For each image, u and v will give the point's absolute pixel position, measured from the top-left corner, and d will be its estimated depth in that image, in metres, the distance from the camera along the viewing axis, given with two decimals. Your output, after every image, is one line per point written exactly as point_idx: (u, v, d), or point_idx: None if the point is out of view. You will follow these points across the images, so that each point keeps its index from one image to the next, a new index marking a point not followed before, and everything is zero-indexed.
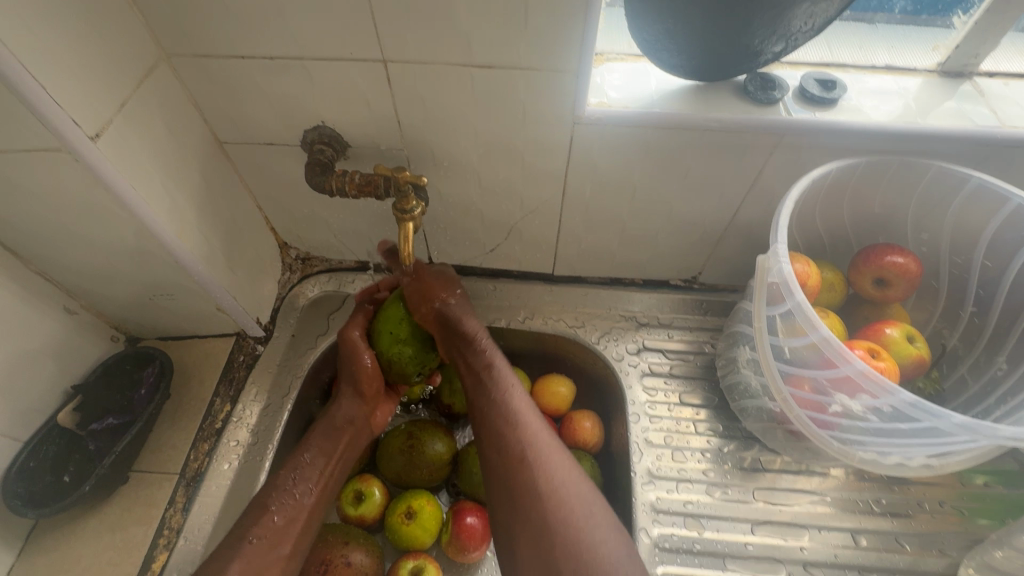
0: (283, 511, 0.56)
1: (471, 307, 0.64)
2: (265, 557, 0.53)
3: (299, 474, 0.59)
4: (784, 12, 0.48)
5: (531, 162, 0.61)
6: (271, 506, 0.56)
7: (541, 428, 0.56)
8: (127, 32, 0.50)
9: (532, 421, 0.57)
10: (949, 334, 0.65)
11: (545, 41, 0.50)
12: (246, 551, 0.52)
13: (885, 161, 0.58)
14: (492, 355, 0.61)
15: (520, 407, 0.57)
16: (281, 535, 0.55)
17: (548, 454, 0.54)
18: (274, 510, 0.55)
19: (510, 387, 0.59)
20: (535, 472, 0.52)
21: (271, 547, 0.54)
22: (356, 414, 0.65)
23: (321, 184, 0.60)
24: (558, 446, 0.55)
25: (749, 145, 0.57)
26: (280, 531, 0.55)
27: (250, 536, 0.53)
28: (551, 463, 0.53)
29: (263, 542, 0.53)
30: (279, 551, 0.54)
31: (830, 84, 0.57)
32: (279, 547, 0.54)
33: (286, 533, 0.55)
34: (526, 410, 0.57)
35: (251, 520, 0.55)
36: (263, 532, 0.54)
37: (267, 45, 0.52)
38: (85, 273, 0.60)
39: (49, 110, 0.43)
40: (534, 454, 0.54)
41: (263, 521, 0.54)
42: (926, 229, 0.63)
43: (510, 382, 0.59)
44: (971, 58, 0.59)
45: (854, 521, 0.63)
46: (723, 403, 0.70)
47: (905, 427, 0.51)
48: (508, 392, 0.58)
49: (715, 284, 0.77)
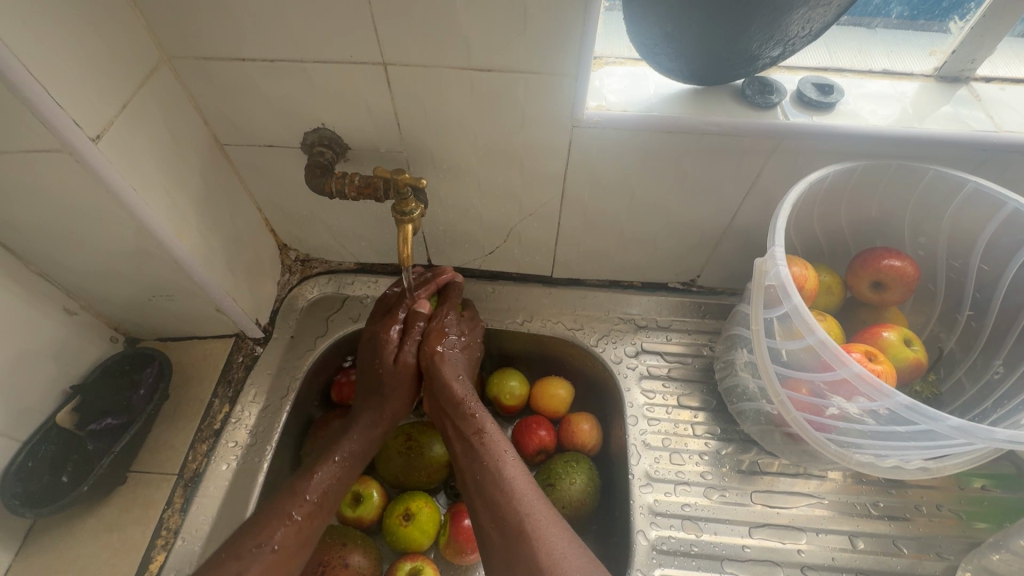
0: (307, 523, 0.56)
1: (461, 367, 0.65)
2: (279, 570, 0.53)
3: (327, 487, 0.59)
4: (782, 17, 0.48)
5: (530, 165, 0.62)
6: (295, 517, 0.56)
7: (533, 493, 0.56)
8: (129, 35, 0.50)
9: (526, 489, 0.56)
10: (946, 337, 0.65)
11: (544, 44, 0.50)
12: (265, 559, 0.52)
13: (882, 165, 0.58)
14: (483, 417, 0.61)
15: (511, 472, 0.57)
16: (299, 551, 0.55)
17: (542, 520, 0.53)
18: (297, 521, 0.55)
19: (502, 451, 0.59)
20: (529, 541, 0.51)
21: (287, 560, 0.54)
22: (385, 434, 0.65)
23: (321, 185, 0.60)
24: (550, 513, 0.54)
25: (746, 148, 0.57)
26: (298, 545, 0.55)
27: (272, 544, 0.53)
28: (546, 527, 0.52)
29: (282, 552, 0.54)
30: (292, 564, 0.54)
31: (827, 88, 0.57)
32: (294, 558, 0.54)
33: (302, 546, 0.55)
34: (518, 476, 0.57)
35: (274, 523, 0.54)
36: (284, 543, 0.54)
37: (267, 48, 0.53)
38: (85, 273, 0.60)
39: (50, 110, 0.43)
40: (529, 522, 0.53)
41: (287, 529, 0.55)
42: (923, 233, 0.63)
43: (502, 447, 0.59)
44: (966, 64, 0.59)
45: (852, 525, 0.63)
46: (721, 406, 0.70)
47: (901, 430, 0.51)
48: (500, 456, 0.58)
49: (713, 287, 0.78)
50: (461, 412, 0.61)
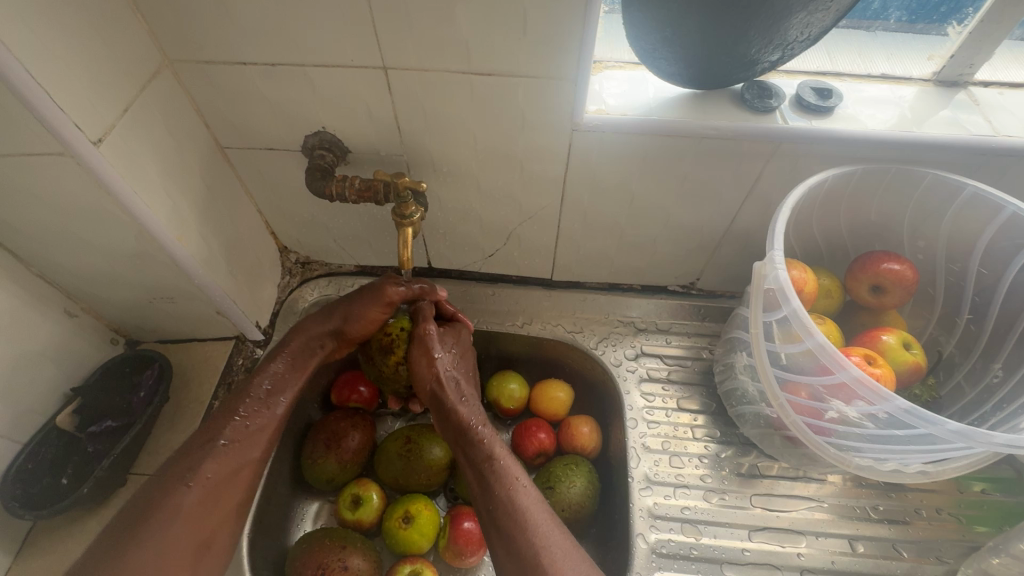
0: (253, 419, 0.57)
1: (466, 387, 0.61)
2: (234, 461, 0.54)
3: (271, 385, 0.59)
4: (780, 22, 0.48)
5: (530, 168, 0.62)
6: (241, 413, 0.57)
7: (552, 526, 0.50)
8: (131, 38, 0.50)
9: (543, 521, 0.50)
10: (945, 341, 0.65)
11: (544, 48, 0.50)
12: (218, 453, 0.54)
13: (881, 169, 0.58)
14: (492, 442, 0.56)
15: (527, 504, 0.52)
16: (252, 441, 0.56)
17: (561, 557, 0.48)
18: (243, 418, 0.56)
19: (514, 477, 0.53)
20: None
21: (241, 451, 0.55)
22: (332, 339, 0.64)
23: (322, 189, 0.61)
24: (569, 547, 0.49)
25: (745, 152, 0.58)
26: (250, 438, 0.56)
27: (222, 438, 0.55)
28: (566, 566, 0.47)
29: (234, 444, 0.55)
30: (249, 456, 0.55)
31: (826, 93, 0.58)
32: (249, 451, 0.56)
33: (257, 439, 0.56)
34: (536, 506, 0.52)
35: (222, 420, 0.56)
36: (235, 436, 0.55)
37: (268, 51, 0.53)
38: (86, 275, 0.60)
39: (53, 114, 0.43)
40: (547, 559, 0.48)
41: (234, 425, 0.56)
42: (922, 236, 0.63)
43: (516, 473, 0.54)
44: (965, 68, 0.59)
45: (851, 528, 0.63)
46: (720, 409, 0.71)
47: (900, 433, 0.51)
48: (512, 484, 0.53)
49: (713, 290, 0.78)
50: (471, 436, 0.56)
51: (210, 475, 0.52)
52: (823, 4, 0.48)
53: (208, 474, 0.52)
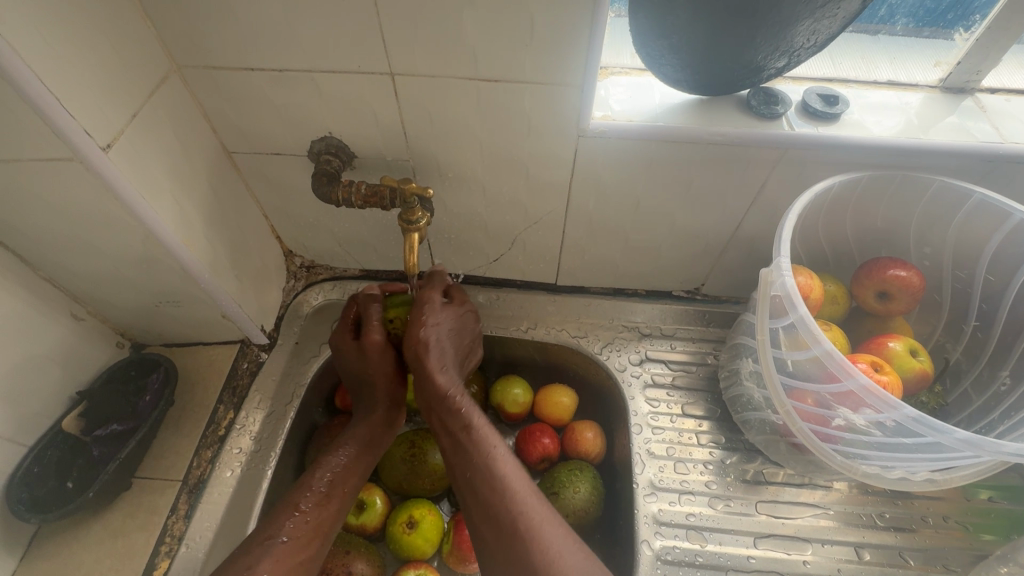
0: (315, 513, 0.55)
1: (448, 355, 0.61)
2: (293, 560, 0.52)
3: (332, 475, 0.58)
4: (787, 26, 0.48)
5: (535, 174, 0.62)
6: (303, 507, 0.55)
7: (530, 494, 0.53)
8: (140, 45, 0.51)
9: (521, 488, 0.53)
10: (952, 347, 0.65)
11: (551, 55, 0.50)
12: (276, 550, 0.51)
13: (888, 176, 0.58)
14: (469, 411, 0.58)
15: (505, 471, 0.54)
16: (310, 537, 0.54)
17: (539, 521, 0.51)
18: (306, 511, 0.55)
19: (491, 445, 0.56)
20: (527, 546, 0.49)
21: (301, 548, 0.53)
22: (389, 422, 0.64)
23: (327, 193, 0.61)
24: (545, 512, 0.52)
25: (751, 158, 0.58)
26: (310, 534, 0.54)
27: (281, 535, 0.52)
28: (545, 530, 0.50)
29: (293, 542, 0.53)
30: (305, 554, 0.53)
31: (832, 99, 0.58)
32: (308, 547, 0.54)
33: (315, 535, 0.54)
34: (513, 473, 0.54)
35: (282, 515, 0.54)
36: (294, 532, 0.53)
37: (276, 58, 0.53)
38: (92, 279, 0.60)
39: (62, 120, 0.44)
40: (523, 524, 0.50)
41: (295, 520, 0.54)
42: (929, 243, 0.63)
43: (492, 442, 0.56)
44: (973, 74, 0.59)
45: (858, 536, 0.63)
46: (725, 415, 0.70)
47: (907, 441, 0.51)
48: (490, 452, 0.55)
49: (718, 295, 0.77)
50: (449, 406, 0.58)
51: (267, 575, 0.50)
52: (830, 10, 0.48)
53: (265, 573, 0.50)
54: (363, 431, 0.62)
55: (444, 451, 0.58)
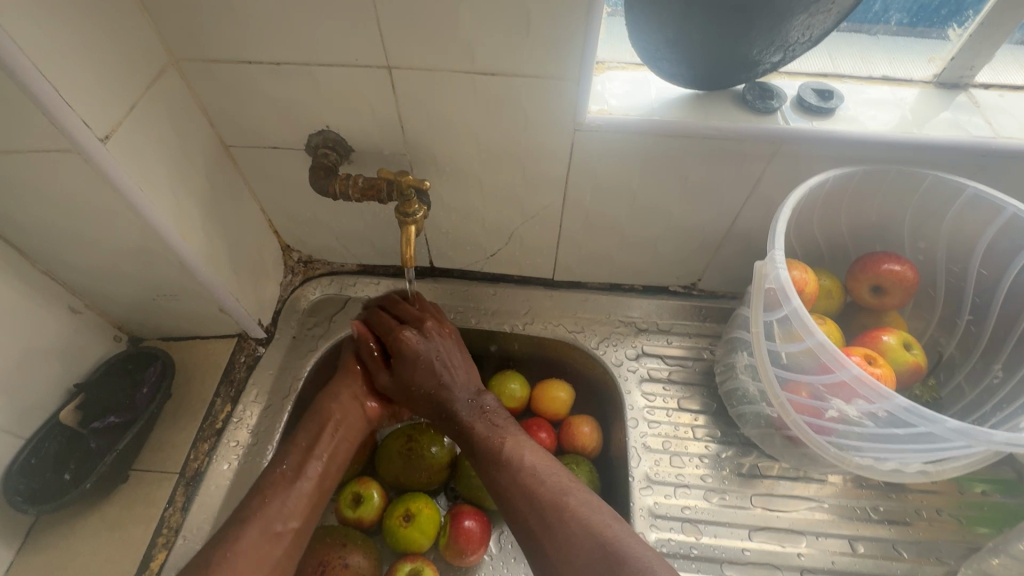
0: (276, 490, 0.57)
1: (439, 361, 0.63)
2: (258, 535, 0.54)
3: (295, 455, 0.59)
4: (781, 19, 0.49)
5: (532, 168, 0.62)
6: (266, 486, 0.57)
7: (547, 465, 0.56)
8: (138, 37, 0.51)
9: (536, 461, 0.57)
10: (946, 341, 0.65)
11: (547, 49, 0.51)
12: (241, 528, 0.54)
13: (882, 170, 0.59)
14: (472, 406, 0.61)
15: (516, 460, 0.57)
16: (272, 515, 0.55)
17: (553, 502, 0.53)
18: (268, 490, 0.56)
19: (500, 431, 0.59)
20: (546, 528, 0.52)
21: (262, 525, 0.54)
22: (354, 398, 0.65)
23: (325, 187, 0.61)
24: (559, 489, 0.54)
25: (747, 153, 0.58)
26: (274, 509, 0.56)
27: (243, 518, 0.54)
28: (558, 512, 0.52)
29: (257, 519, 0.54)
30: (274, 529, 0.55)
31: (827, 94, 0.58)
32: (275, 525, 0.55)
33: (281, 511, 0.56)
34: (524, 461, 0.57)
35: (249, 499, 0.56)
36: (259, 510, 0.55)
37: (274, 51, 0.53)
38: (90, 272, 0.61)
39: (60, 111, 0.44)
40: (540, 508, 0.53)
41: (259, 498, 0.56)
42: (923, 237, 0.64)
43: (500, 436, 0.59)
44: (965, 70, 0.59)
45: (852, 528, 0.63)
46: (721, 409, 0.71)
47: (900, 433, 0.51)
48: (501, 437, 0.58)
49: (714, 290, 0.78)
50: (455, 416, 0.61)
51: (234, 550, 0.52)
52: (824, 5, 0.48)
53: (230, 550, 0.52)
54: (320, 411, 0.63)
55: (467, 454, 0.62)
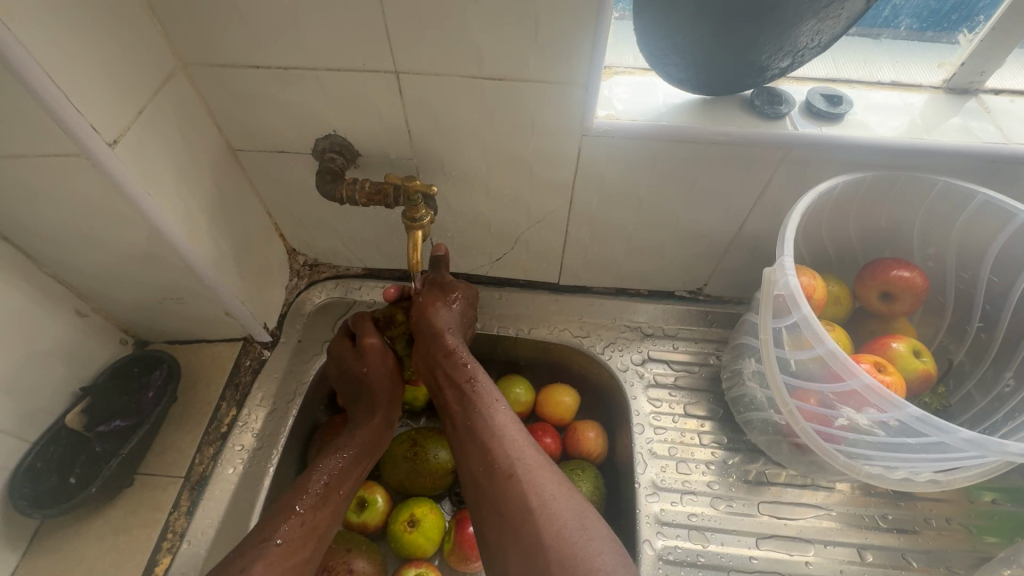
0: (311, 514, 0.56)
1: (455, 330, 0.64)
2: (287, 561, 0.52)
3: (330, 479, 0.59)
4: (792, 23, 0.48)
5: (539, 173, 0.62)
6: (299, 509, 0.55)
7: (526, 443, 0.55)
8: (147, 42, 0.51)
9: (518, 437, 0.56)
10: (955, 349, 0.65)
11: (556, 54, 0.50)
12: (271, 552, 0.52)
13: (892, 176, 0.58)
14: (473, 368, 0.61)
15: (504, 422, 0.57)
16: (306, 540, 0.54)
17: (536, 467, 0.53)
18: (301, 514, 0.55)
19: (494, 402, 0.58)
20: (515, 490, 0.52)
21: (295, 550, 0.53)
22: (389, 425, 0.65)
23: (331, 192, 0.61)
24: (542, 460, 0.54)
25: (755, 158, 0.58)
26: (306, 534, 0.54)
27: (275, 537, 0.53)
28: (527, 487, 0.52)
29: (288, 544, 0.53)
30: (301, 555, 0.53)
31: (836, 100, 0.58)
32: (303, 550, 0.54)
33: (311, 537, 0.55)
34: (512, 425, 0.57)
35: (279, 518, 0.54)
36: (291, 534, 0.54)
37: (282, 56, 0.53)
38: (97, 276, 0.61)
39: (70, 115, 0.44)
40: (522, 467, 0.53)
41: (291, 521, 0.54)
42: (932, 244, 0.63)
43: (494, 397, 0.59)
44: (976, 76, 0.59)
45: (860, 537, 0.63)
46: (727, 415, 0.70)
47: (911, 441, 0.51)
48: (491, 408, 0.57)
49: (720, 295, 0.77)
50: (453, 365, 0.60)
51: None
52: (835, 10, 0.48)
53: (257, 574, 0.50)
54: (361, 435, 0.63)
55: (446, 404, 0.61)
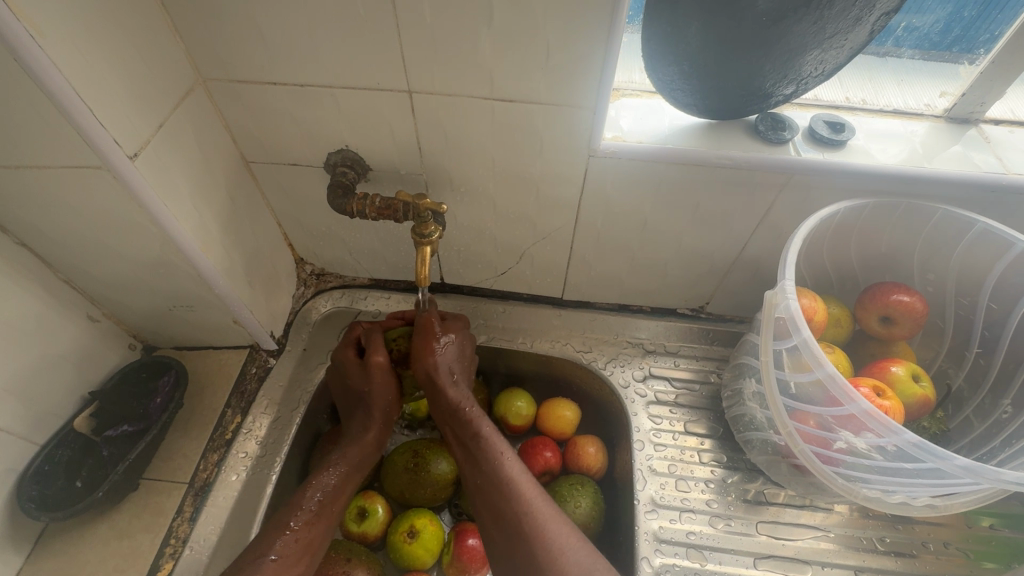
0: (304, 531, 0.56)
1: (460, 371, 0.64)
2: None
3: (323, 495, 0.59)
4: (796, 51, 0.50)
5: (546, 191, 0.63)
6: (293, 525, 0.56)
7: (536, 497, 0.56)
8: (170, 59, 0.53)
9: (528, 492, 0.56)
10: (954, 373, 0.65)
11: (564, 79, 0.52)
12: (267, 569, 0.52)
13: (892, 203, 0.59)
14: (479, 421, 0.61)
15: (514, 476, 0.57)
16: (299, 555, 0.55)
17: (545, 523, 0.54)
18: (296, 530, 0.56)
19: (500, 453, 0.59)
20: (531, 546, 0.53)
21: (288, 566, 0.54)
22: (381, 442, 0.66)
23: (342, 205, 0.62)
24: (553, 514, 0.55)
25: (758, 182, 0.59)
26: (298, 552, 0.55)
27: (271, 554, 0.53)
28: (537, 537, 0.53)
29: (282, 561, 0.54)
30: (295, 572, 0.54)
31: (838, 127, 0.59)
32: (297, 565, 0.55)
33: (304, 554, 0.55)
34: (521, 479, 0.58)
35: (273, 533, 0.55)
36: (283, 550, 0.54)
37: (298, 73, 0.55)
38: (111, 283, 0.62)
39: (94, 130, 0.45)
40: (531, 525, 0.54)
41: (285, 539, 0.55)
42: (932, 269, 0.64)
43: (499, 448, 0.59)
44: (976, 107, 0.61)
45: (857, 559, 0.63)
46: (727, 434, 0.71)
47: (908, 466, 0.51)
48: (499, 461, 0.58)
49: (722, 314, 0.78)
50: (460, 418, 0.61)
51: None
52: (838, 41, 0.49)
53: None
54: (354, 452, 0.63)
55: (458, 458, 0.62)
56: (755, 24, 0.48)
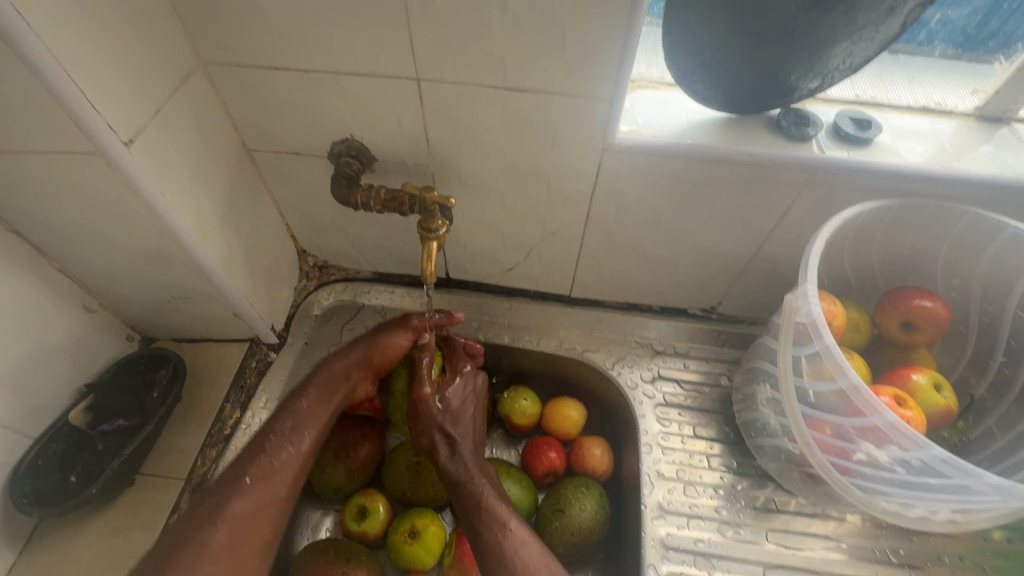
0: (277, 454, 0.60)
1: (467, 438, 0.63)
2: (257, 499, 0.57)
3: (296, 420, 0.62)
4: (823, 44, 0.47)
5: (556, 186, 0.61)
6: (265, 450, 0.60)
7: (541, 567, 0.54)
8: (167, 40, 0.50)
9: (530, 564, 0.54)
10: (977, 383, 0.63)
11: (580, 69, 0.49)
12: (244, 491, 0.57)
13: (918, 204, 0.57)
14: (483, 491, 0.59)
15: (517, 547, 0.55)
16: (274, 476, 0.59)
17: None
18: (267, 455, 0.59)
19: (504, 523, 0.57)
20: None
21: (266, 486, 0.58)
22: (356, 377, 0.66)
23: (346, 197, 0.61)
24: None
25: (779, 180, 0.56)
26: (273, 476, 0.59)
27: (247, 476, 0.58)
28: None
29: (257, 482, 0.58)
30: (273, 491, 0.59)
31: (865, 123, 0.56)
32: (271, 482, 0.59)
33: (274, 470, 0.59)
34: (525, 548, 0.55)
35: (246, 459, 0.59)
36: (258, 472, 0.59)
37: (302, 58, 0.53)
38: (108, 273, 0.60)
39: (86, 114, 0.43)
40: None
41: (258, 461, 0.59)
42: (957, 274, 0.62)
43: (502, 516, 0.57)
44: (1010, 104, 0.57)
45: (869, 571, 0.61)
46: (738, 438, 0.69)
47: (932, 481, 0.49)
48: (502, 530, 0.56)
49: (734, 315, 0.76)
50: (460, 489, 0.60)
51: (235, 510, 0.56)
52: (869, 33, 0.46)
53: (233, 510, 0.56)
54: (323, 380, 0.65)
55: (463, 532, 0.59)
56: (783, 12, 0.46)
